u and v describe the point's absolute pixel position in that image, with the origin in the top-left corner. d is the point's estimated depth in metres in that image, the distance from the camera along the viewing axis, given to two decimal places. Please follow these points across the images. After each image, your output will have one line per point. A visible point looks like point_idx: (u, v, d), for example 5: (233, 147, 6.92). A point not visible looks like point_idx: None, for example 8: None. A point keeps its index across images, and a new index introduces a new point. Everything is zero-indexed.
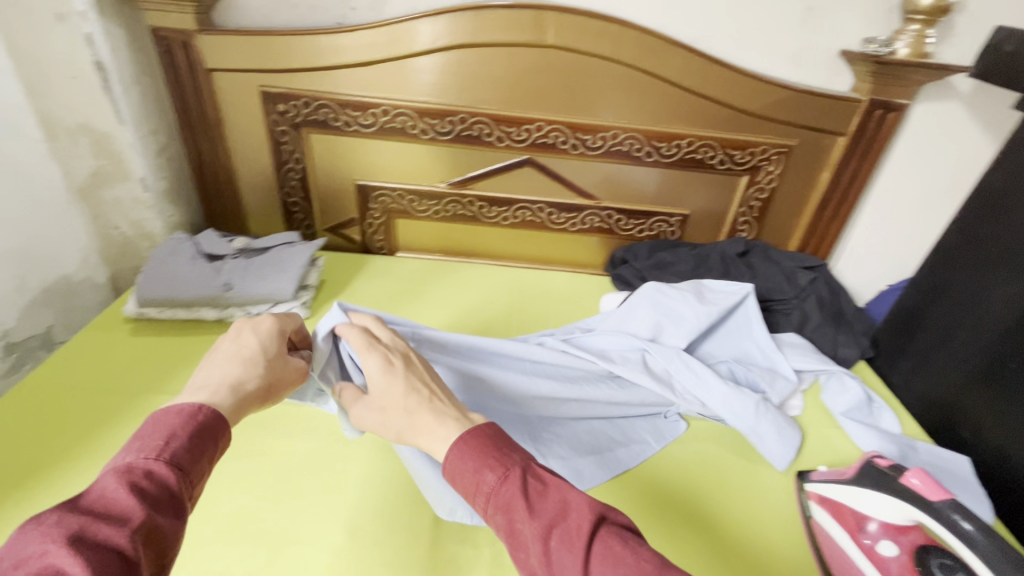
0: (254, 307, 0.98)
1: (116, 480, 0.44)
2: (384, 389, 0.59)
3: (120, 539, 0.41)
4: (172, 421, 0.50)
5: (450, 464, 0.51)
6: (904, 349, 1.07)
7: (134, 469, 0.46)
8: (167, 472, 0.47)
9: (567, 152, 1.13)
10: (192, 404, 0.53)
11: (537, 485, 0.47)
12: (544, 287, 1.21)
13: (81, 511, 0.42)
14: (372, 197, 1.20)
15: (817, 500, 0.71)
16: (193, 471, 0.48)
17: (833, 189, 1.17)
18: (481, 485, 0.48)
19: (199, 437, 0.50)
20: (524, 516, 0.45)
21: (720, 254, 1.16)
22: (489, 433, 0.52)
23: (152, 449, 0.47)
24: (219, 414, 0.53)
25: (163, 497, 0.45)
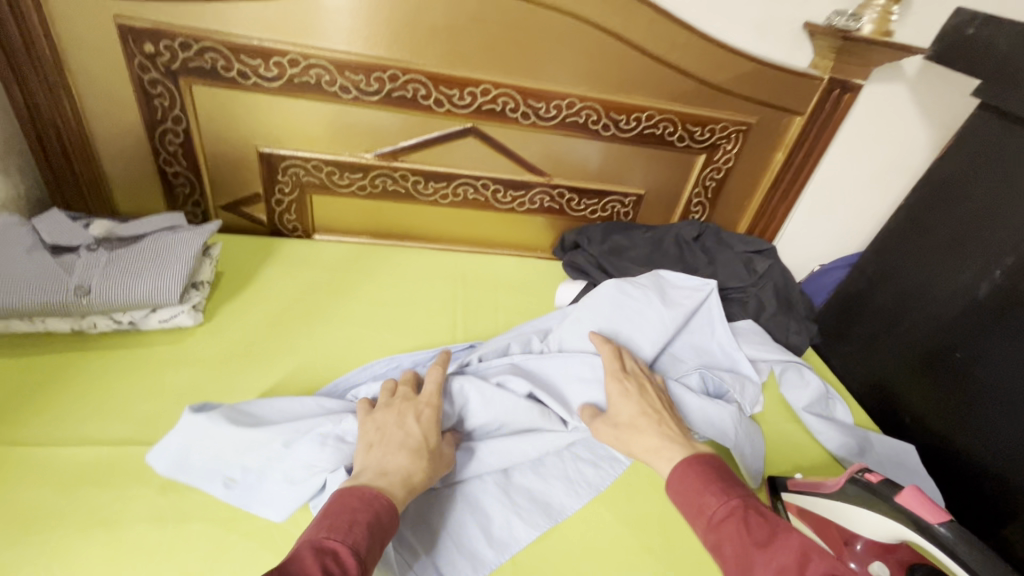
0: (125, 314, 0.77)
1: (313, 555, 0.43)
2: (620, 408, 0.67)
3: None
4: (354, 501, 0.50)
5: (676, 481, 0.57)
6: (848, 333, 1.08)
7: (323, 547, 0.45)
8: (347, 557, 0.45)
9: (516, 122, 0.98)
10: (371, 488, 0.52)
11: (758, 518, 0.51)
12: (490, 275, 1.08)
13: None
14: (280, 168, 0.98)
15: (799, 514, 0.68)
16: (370, 563, 0.46)
17: (785, 170, 1.14)
18: (701, 506, 0.54)
19: (376, 529, 0.49)
20: (742, 540, 0.49)
21: (676, 238, 1.09)
22: (712, 465, 0.57)
23: (339, 529, 0.47)
24: (393, 506, 0.52)
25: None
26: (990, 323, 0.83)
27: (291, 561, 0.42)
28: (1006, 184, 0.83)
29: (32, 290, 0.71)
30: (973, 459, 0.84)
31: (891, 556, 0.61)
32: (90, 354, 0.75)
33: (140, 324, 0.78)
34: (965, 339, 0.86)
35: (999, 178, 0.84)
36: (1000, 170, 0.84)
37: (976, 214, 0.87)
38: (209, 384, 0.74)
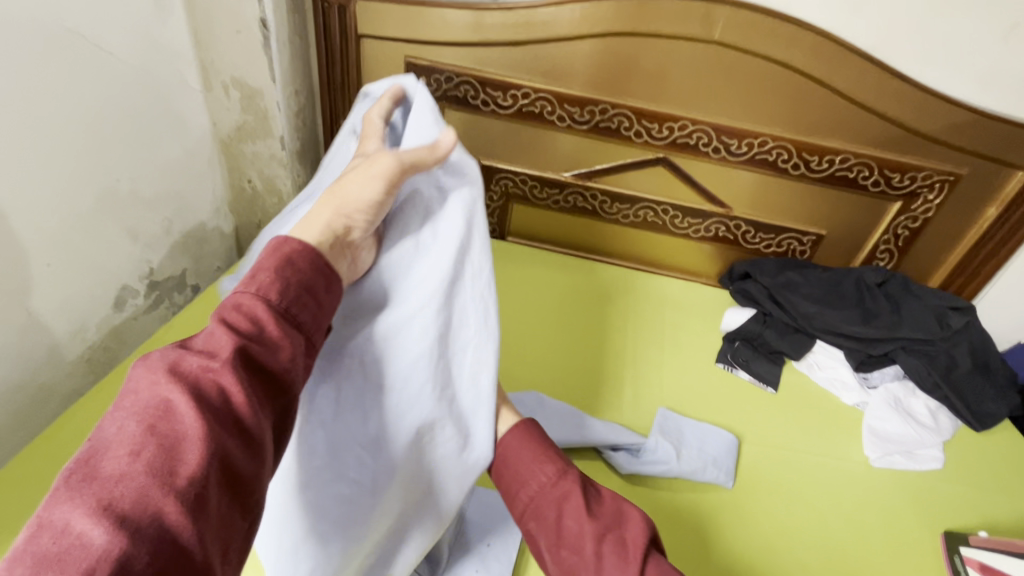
0: None
1: (218, 320, 0.41)
2: None
3: (216, 374, 0.38)
4: (268, 260, 0.45)
5: (511, 448, 0.57)
6: None
7: (230, 304, 0.42)
8: (259, 309, 0.42)
9: (707, 155, 1.07)
10: (294, 249, 0.46)
11: (594, 492, 0.54)
12: (657, 292, 1.17)
13: (187, 352, 0.39)
14: (494, 178, 1.19)
15: (978, 568, 0.69)
16: (291, 310, 0.43)
17: (998, 226, 1.06)
18: (538, 474, 0.54)
19: (294, 276, 0.44)
20: (577, 512, 0.51)
21: (856, 280, 1.06)
22: (545, 435, 0.58)
23: (246, 282, 0.43)
24: (302, 249, 0.46)
25: (266, 336, 0.41)
26: None
27: (200, 332, 0.41)
28: None
29: None
30: None
31: None
32: None
33: None
34: None
35: None
36: None
37: None
38: None
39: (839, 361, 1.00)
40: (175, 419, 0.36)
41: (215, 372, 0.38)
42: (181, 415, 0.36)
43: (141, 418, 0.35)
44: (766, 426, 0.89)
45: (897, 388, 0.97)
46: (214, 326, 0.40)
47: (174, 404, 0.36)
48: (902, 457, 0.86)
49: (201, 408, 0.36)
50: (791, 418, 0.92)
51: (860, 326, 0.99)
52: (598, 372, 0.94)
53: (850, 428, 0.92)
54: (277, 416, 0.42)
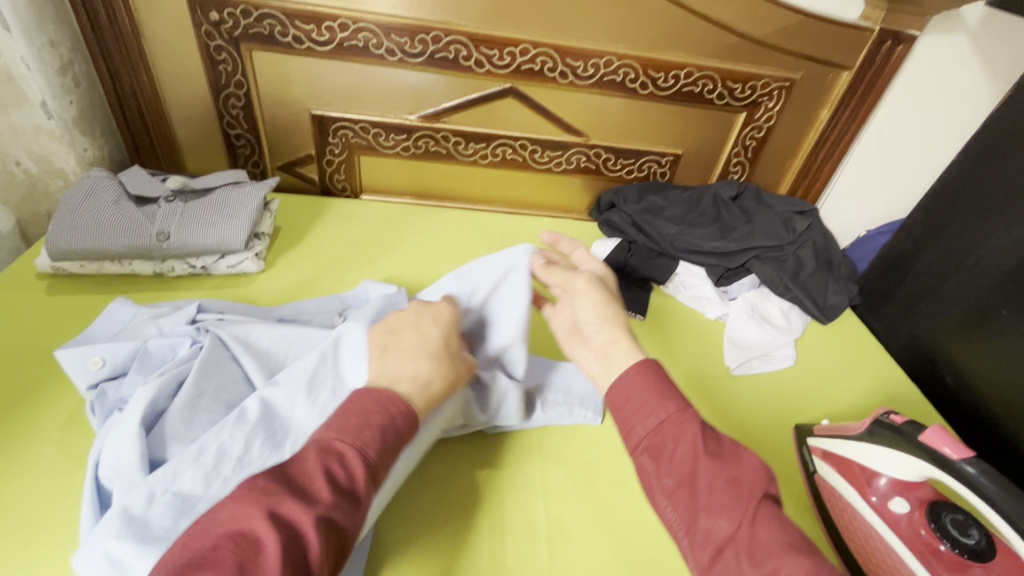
0: (199, 260, 0.86)
1: (317, 462, 0.40)
2: (596, 331, 0.59)
3: (304, 523, 0.37)
4: (371, 404, 0.45)
5: (625, 387, 0.51)
6: (891, 295, 1.06)
7: (329, 449, 0.41)
8: (356, 463, 0.41)
9: (554, 81, 1.00)
10: (388, 394, 0.46)
11: (713, 440, 0.46)
12: (527, 234, 1.12)
13: (281, 482, 0.39)
14: (331, 129, 1.05)
15: (821, 456, 0.70)
16: (379, 469, 0.43)
17: (831, 128, 1.10)
18: (654, 413, 0.48)
19: (390, 435, 0.44)
20: (692, 450, 0.45)
21: (713, 197, 1.08)
22: (662, 371, 0.51)
23: (348, 430, 0.42)
24: (408, 408, 0.46)
25: (351, 492, 0.41)
26: None
27: (295, 460, 0.41)
28: None
29: (123, 236, 0.81)
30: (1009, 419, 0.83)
31: (912, 493, 0.63)
32: (169, 292, 0.85)
33: (211, 269, 0.87)
34: (1014, 296, 0.83)
35: None
36: None
37: None
38: None
39: (699, 277, 1.01)
40: (259, 557, 0.35)
41: (302, 522, 0.37)
42: (268, 554, 0.35)
43: (223, 548, 0.35)
44: None
45: (754, 296, 1.00)
46: (314, 468, 0.40)
47: (257, 536, 0.36)
48: (759, 360, 0.90)
49: (287, 558, 0.35)
50: (660, 340, 0.92)
51: (717, 242, 1.00)
52: None
53: (714, 341, 0.94)
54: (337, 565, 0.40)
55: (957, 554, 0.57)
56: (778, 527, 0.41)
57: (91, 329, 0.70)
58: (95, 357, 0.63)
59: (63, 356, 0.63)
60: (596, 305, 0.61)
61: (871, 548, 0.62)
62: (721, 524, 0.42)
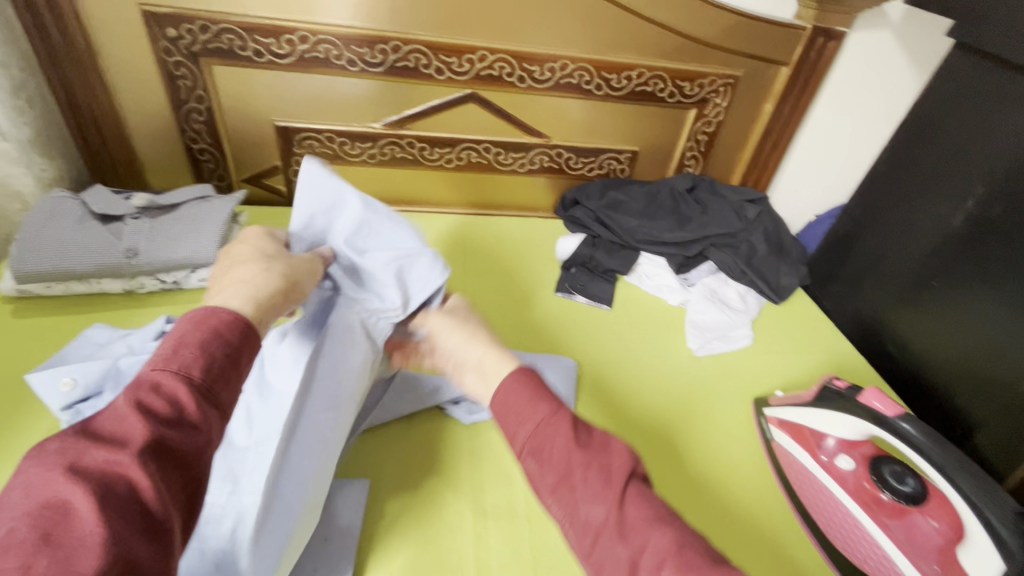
0: (169, 275, 0.86)
1: (128, 403, 0.35)
2: (463, 348, 0.58)
3: (122, 465, 0.33)
4: (203, 328, 0.41)
5: (502, 392, 0.50)
6: (837, 275, 1.13)
7: (142, 384, 0.37)
8: (177, 386, 0.37)
9: (513, 85, 1.04)
10: (224, 312, 0.43)
11: (584, 430, 0.48)
12: (496, 233, 1.15)
13: (85, 439, 0.34)
14: (296, 140, 1.06)
15: (777, 424, 0.76)
16: (216, 386, 0.39)
17: (775, 121, 1.18)
18: (531, 414, 0.48)
19: (222, 351, 0.40)
20: (565, 445, 0.46)
21: (670, 189, 1.14)
22: (534, 371, 0.52)
23: (167, 356, 0.38)
24: (236, 315, 0.43)
25: (189, 421, 0.37)
26: (963, 252, 0.88)
27: (105, 412, 0.36)
28: (975, 127, 0.86)
29: (91, 255, 0.81)
30: (943, 381, 0.91)
31: (856, 450, 0.69)
32: (142, 308, 0.85)
33: (183, 283, 0.87)
34: (942, 268, 0.91)
35: (967, 122, 0.87)
36: (967, 113, 0.87)
37: (948, 153, 0.90)
38: None
39: (661, 266, 1.07)
40: (75, 519, 0.30)
41: (125, 465, 0.33)
42: (82, 510, 0.30)
43: (29, 523, 0.29)
44: (604, 340, 0.93)
45: (712, 281, 1.06)
46: (126, 409, 0.35)
47: (70, 503, 0.30)
48: (720, 340, 0.96)
49: (104, 507, 0.31)
50: (627, 329, 0.97)
51: (675, 232, 1.06)
52: None
53: (677, 326, 0.99)
54: (192, 502, 0.36)
55: (898, 501, 0.64)
56: (647, 506, 0.43)
57: (66, 350, 0.71)
58: (66, 378, 0.64)
59: (32, 379, 0.64)
60: (454, 330, 0.60)
61: (822, 502, 0.67)
62: (596, 513, 0.43)
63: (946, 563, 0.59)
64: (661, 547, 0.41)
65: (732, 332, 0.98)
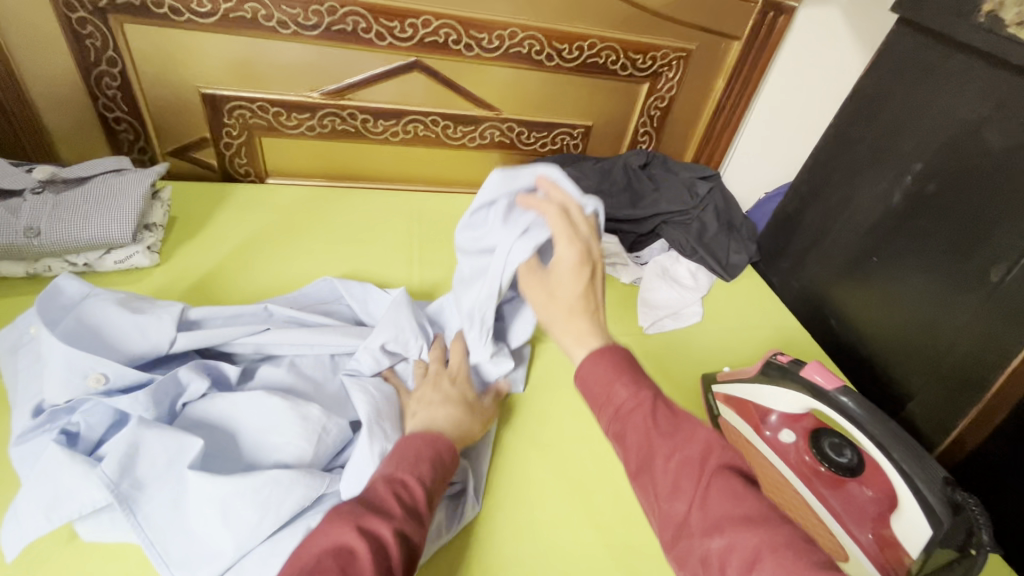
0: (79, 256, 0.78)
1: (384, 490, 0.47)
2: (561, 287, 0.57)
3: (385, 534, 0.43)
4: (421, 443, 0.53)
5: (584, 368, 0.51)
6: (785, 251, 1.15)
7: (395, 479, 0.48)
8: (417, 487, 0.48)
9: (460, 54, 0.99)
10: (433, 433, 0.55)
11: (668, 413, 0.47)
12: (446, 212, 1.11)
13: (359, 505, 0.44)
14: (225, 109, 0.98)
15: (724, 401, 0.76)
16: (434, 491, 0.50)
17: (727, 97, 1.17)
18: (611, 399, 0.48)
19: (438, 464, 0.52)
20: (646, 432, 0.45)
21: (624, 165, 1.12)
22: (624, 352, 0.51)
23: (411, 463, 0.50)
24: (451, 446, 0.55)
25: (418, 511, 0.47)
26: (901, 227, 0.90)
27: (369, 492, 0.47)
28: (912, 104, 0.87)
29: None
30: (881, 354, 0.94)
31: (798, 424, 0.70)
32: None
33: (96, 266, 0.80)
34: (881, 243, 0.93)
35: (906, 99, 0.88)
36: (906, 90, 0.88)
37: (887, 130, 0.92)
38: None
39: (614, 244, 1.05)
40: (358, 564, 0.40)
41: (384, 531, 0.43)
42: (362, 557, 0.40)
43: (327, 560, 0.39)
44: None
45: (665, 259, 1.04)
46: (386, 492, 0.46)
47: (353, 549, 0.41)
48: (670, 318, 0.96)
49: (375, 559, 0.40)
50: None
51: (629, 211, 1.06)
52: None
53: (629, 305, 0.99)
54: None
55: (835, 471, 0.65)
56: (734, 503, 0.40)
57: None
58: (95, 373, 0.58)
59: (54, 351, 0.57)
60: (575, 281, 0.57)
61: (765, 478, 0.69)
62: (677, 506, 0.42)
63: (878, 529, 0.60)
64: (754, 542, 0.38)
65: (683, 310, 0.98)
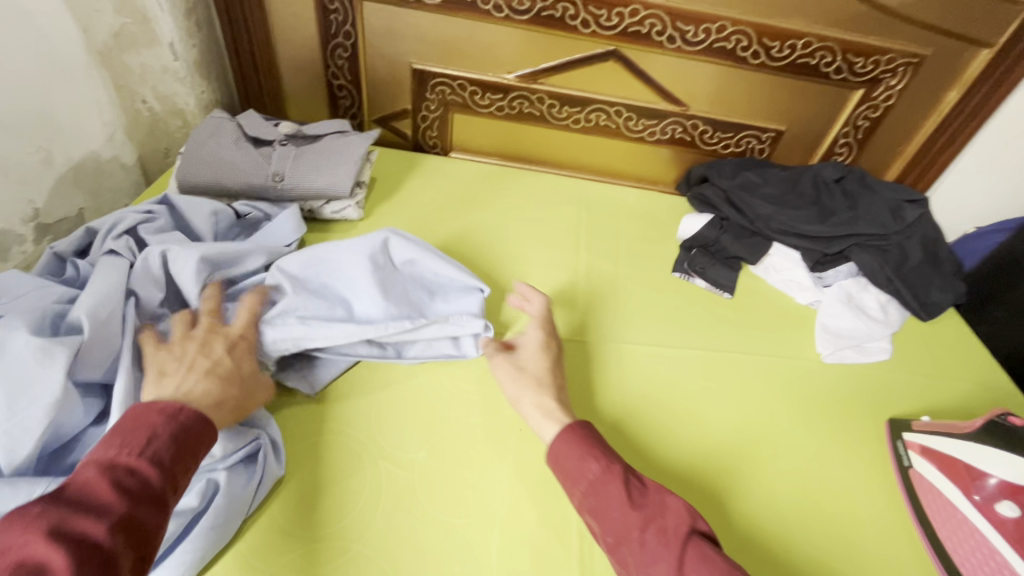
0: (307, 203, 0.90)
1: (105, 480, 0.43)
2: (531, 359, 0.67)
3: (99, 534, 0.40)
4: (152, 416, 0.48)
5: (557, 448, 0.57)
6: (1003, 298, 0.99)
7: (118, 463, 0.44)
8: (147, 469, 0.45)
9: (661, 46, 0.97)
10: (171, 402, 0.50)
11: (638, 486, 0.53)
12: (614, 203, 1.11)
13: (65, 503, 0.41)
14: (429, 84, 1.06)
15: (919, 452, 0.69)
16: (176, 469, 0.46)
17: (957, 112, 1.02)
18: (582, 475, 0.54)
19: (184, 437, 0.48)
20: (621, 505, 0.51)
21: (814, 177, 1.03)
22: (588, 429, 0.58)
23: (112, 443, 0.45)
24: (201, 412, 0.50)
25: (151, 495, 0.44)
26: None
27: (74, 481, 0.43)
28: None
29: (243, 174, 0.86)
30: None
31: None
32: None
33: (316, 212, 0.91)
34: None
35: None
36: None
37: None
38: None
39: (794, 262, 0.98)
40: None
41: (93, 530, 0.40)
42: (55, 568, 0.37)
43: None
44: (722, 330, 0.88)
45: (850, 285, 0.95)
46: (100, 481, 0.43)
47: (49, 560, 0.38)
48: (853, 350, 0.87)
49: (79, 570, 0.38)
50: (747, 322, 0.90)
51: (816, 226, 0.95)
52: (546, 285, 0.89)
53: (804, 328, 0.92)
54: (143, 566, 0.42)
55: None
56: (709, 568, 0.47)
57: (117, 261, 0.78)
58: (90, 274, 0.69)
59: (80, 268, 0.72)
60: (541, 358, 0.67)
61: (974, 550, 0.60)
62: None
63: None
64: None
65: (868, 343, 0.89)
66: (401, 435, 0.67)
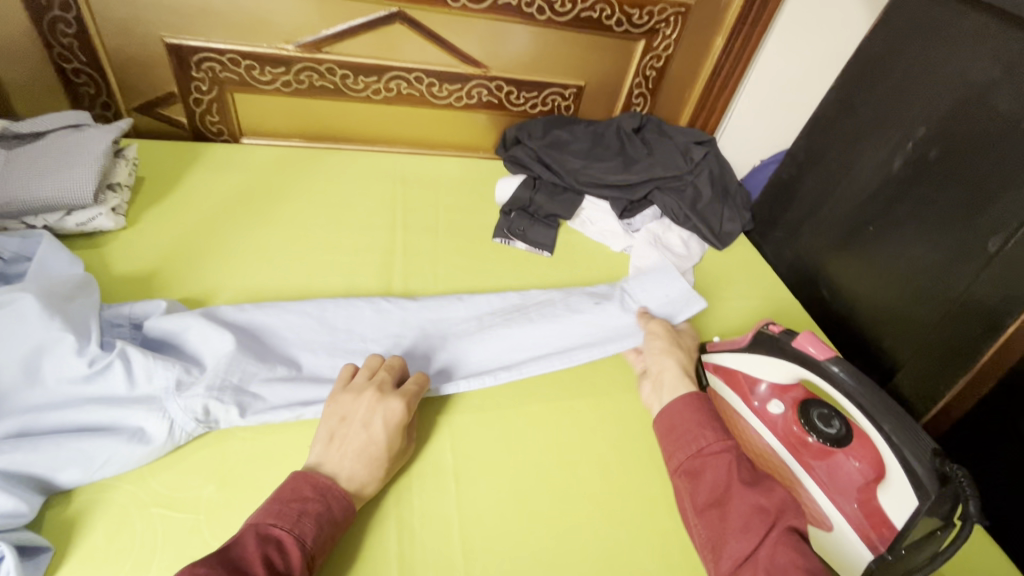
0: (38, 217, 0.73)
1: (258, 549, 0.46)
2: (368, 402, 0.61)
3: None
4: (307, 490, 0.52)
5: (673, 413, 0.62)
6: (777, 219, 1.12)
7: (269, 536, 0.48)
8: (293, 547, 0.48)
9: (447, 4, 0.93)
10: (324, 475, 0.54)
11: (746, 468, 0.56)
12: (431, 175, 1.06)
13: (232, 566, 0.44)
14: (193, 60, 0.92)
15: (712, 370, 0.75)
16: (315, 551, 0.49)
17: (724, 57, 1.13)
18: (695, 442, 0.59)
19: (326, 519, 0.51)
20: (728, 476, 0.56)
21: (616, 129, 1.08)
22: (710, 405, 0.62)
23: (273, 514, 0.49)
24: (346, 495, 0.53)
25: (288, 575, 0.47)
26: (902, 197, 0.87)
27: (242, 544, 0.46)
28: (917, 69, 0.84)
29: None
30: (875, 323, 0.92)
31: (787, 395, 0.69)
32: None
33: (56, 228, 0.75)
34: (881, 212, 0.90)
35: (910, 65, 0.85)
36: (912, 53, 0.85)
37: (892, 92, 0.88)
38: (144, 286, 0.74)
39: (605, 211, 1.01)
40: None
41: None
42: None
43: None
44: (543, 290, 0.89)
45: (656, 227, 1.01)
46: (257, 551, 0.46)
47: None
48: None
49: None
50: (568, 277, 0.92)
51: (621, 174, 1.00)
52: (356, 274, 0.83)
53: (621, 273, 0.96)
54: None
55: (823, 443, 0.64)
56: (796, 555, 0.49)
57: None
58: None
59: None
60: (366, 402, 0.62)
61: (757, 453, 0.69)
62: (737, 542, 0.52)
63: (863, 500, 0.59)
64: None
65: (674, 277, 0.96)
66: (181, 477, 0.57)
